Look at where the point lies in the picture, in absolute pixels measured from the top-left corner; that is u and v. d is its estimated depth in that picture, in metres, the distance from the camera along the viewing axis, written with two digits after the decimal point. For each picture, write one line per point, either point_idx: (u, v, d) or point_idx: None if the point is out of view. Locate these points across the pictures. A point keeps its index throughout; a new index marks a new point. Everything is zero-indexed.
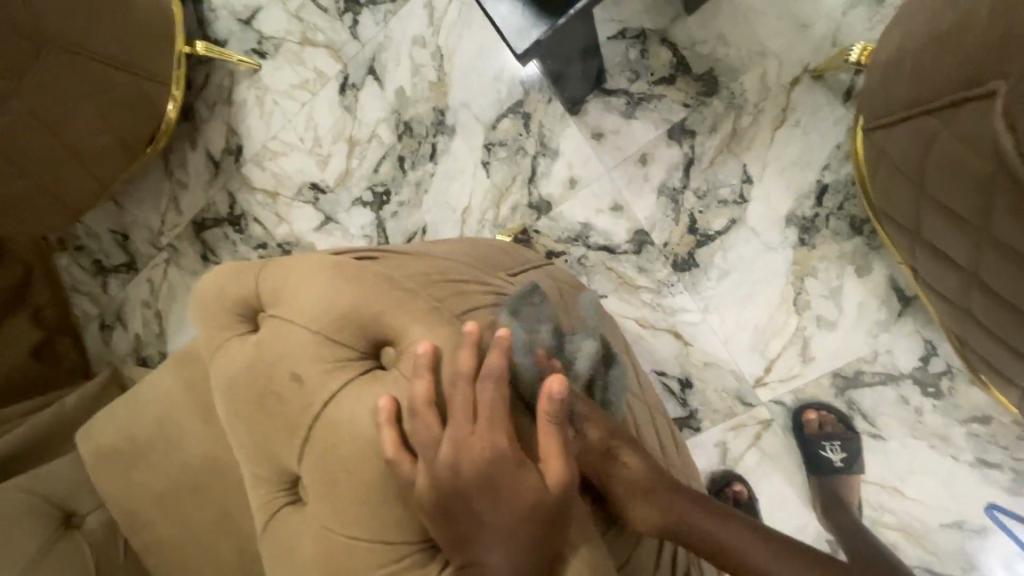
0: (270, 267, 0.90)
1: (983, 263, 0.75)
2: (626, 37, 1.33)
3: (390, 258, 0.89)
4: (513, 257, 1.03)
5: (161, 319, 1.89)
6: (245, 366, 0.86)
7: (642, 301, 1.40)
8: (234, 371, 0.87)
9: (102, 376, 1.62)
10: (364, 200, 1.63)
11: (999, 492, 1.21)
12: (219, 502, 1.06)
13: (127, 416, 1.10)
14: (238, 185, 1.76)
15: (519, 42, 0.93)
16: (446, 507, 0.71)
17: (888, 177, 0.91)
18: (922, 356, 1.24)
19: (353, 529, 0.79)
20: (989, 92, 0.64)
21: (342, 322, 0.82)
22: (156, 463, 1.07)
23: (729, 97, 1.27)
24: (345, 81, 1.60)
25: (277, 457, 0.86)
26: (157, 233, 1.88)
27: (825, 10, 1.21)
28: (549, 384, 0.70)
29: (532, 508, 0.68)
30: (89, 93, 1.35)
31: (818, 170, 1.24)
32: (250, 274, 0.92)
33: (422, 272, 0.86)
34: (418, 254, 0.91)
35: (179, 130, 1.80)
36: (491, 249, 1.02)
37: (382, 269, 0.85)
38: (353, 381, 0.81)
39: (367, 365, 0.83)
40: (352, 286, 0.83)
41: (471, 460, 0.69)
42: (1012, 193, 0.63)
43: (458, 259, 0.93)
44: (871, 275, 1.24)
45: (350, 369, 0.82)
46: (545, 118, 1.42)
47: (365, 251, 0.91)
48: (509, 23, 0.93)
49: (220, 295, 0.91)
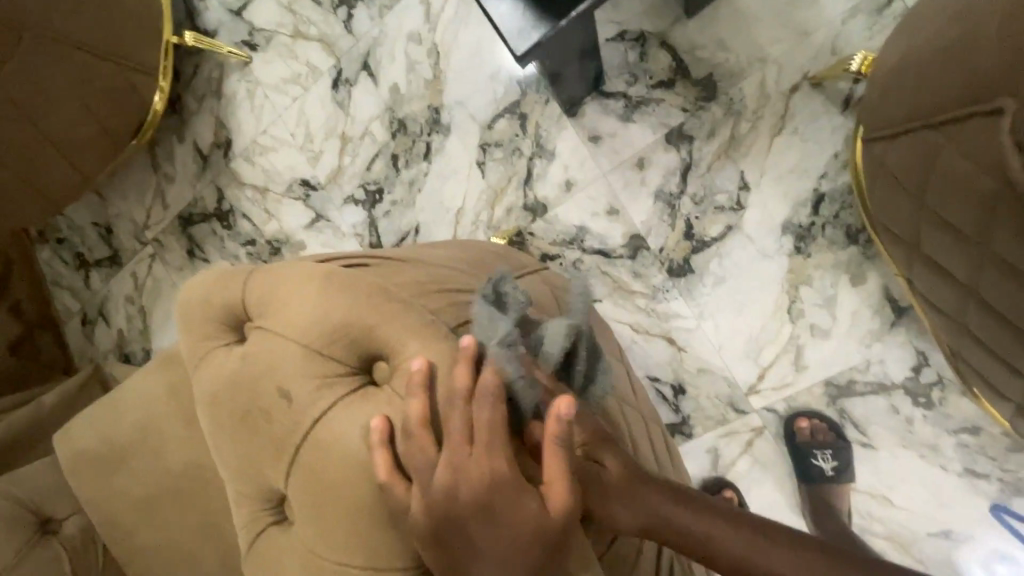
0: (257, 275, 0.87)
1: (981, 280, 0.75)
2: (625, 39, 1.31)
3: (383, 269, 0.87)
4: (506, 260, 1.01)
5: (145, 315, 1.85)
6: (231, 380, 0.83)
7: (636, 306, 1.38)
8: (220, 385, 0.84)
9: (83, 373, 1.56)
10: (356, 198, 1.60)
11: (986, 502, 1.22)
12: (203, 508, 1.03)
13: (107, 419, 1.06)
14: (226, 180, 1.73)
15: (518, 44, 0.91)
16: (441, 532, 0.68)
17: (886, 190, 0.90)
18: (913, 366, 1.24)
19: (342, 551, 0.77)
20: (995, 109, 0.64)
21: (335, 338, 0.79)
22: (138, 467, 1.04)
23: (727, 103, 1.26)
24: (338, 76, 1.57)
25: (264, 474, 0.83)
26: (142, 227, 1.83)
27: (826, 18, 1.20)
28: (556, 406, 0.66)
29: (532, 536, 0.66)
30: (73, 82, 1.31)
31: (816, 178, 1.23)
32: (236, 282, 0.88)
33: (416, 282, 0.84)
34: (411, 264, 0.89)
35: (166, 122, 1.76)
36: (485, 253, 1.00)
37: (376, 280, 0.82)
38: (343, 400, 0.79)
39: (358, 382, 0.81)
40: (344, 298, 0.80)
41: (469, 485, 0.66)
42: (1015, 210, 0.63)
43: (453, 264, 0.91)
44: (865, 285, 1.24)
45: (340, 387, 0.80)
46: (541, 119, 1.40)
47: (357, 260, 0.89)
48: (509, 23, 0.91)
49: (205, 305, 0.88)
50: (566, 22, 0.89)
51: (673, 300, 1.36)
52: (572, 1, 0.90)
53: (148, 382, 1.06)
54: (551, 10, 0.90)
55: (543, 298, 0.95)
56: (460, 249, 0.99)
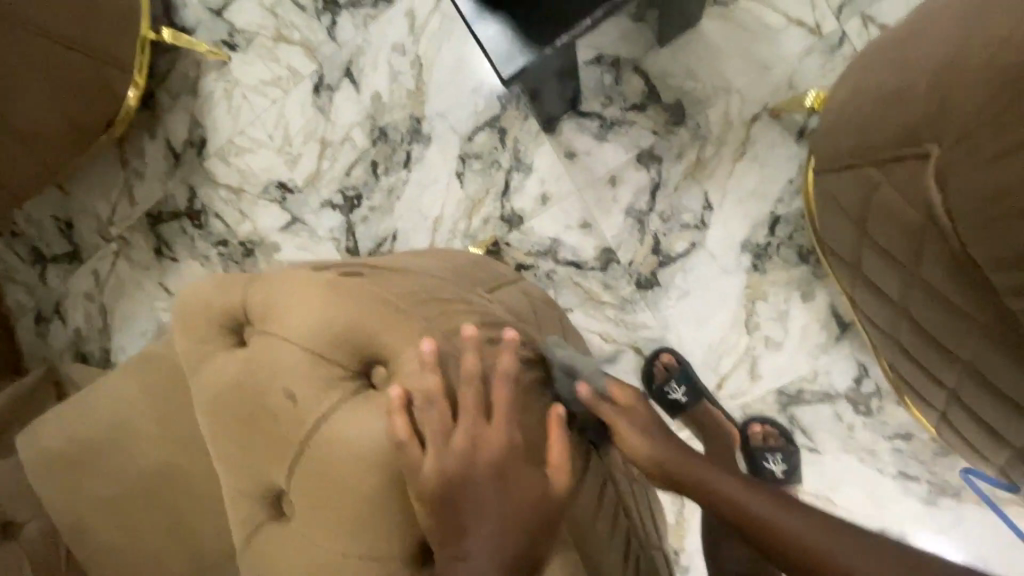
0: (259, 282, 0.90)
1: (911, 300, 0.83)
2: (602, 63, 1.39)
3: (378, 273, 0.90)
4: (486, 268, 1.05)
5: (107, 313, 1.80)
6: (232, 381, 0.86)
7: (606, 316, 1.45)
8: (220, 386, 0.87)
9: (37, 372, 1.52)
10: (334, 203, 1.61)
11: (915, 502, 1.34)
12: (173, 510, 1.02)
13: (76, 419, 1.05)
14: (200, 178, 1.71)
15: (505, 67, 0.96)
16: (447, 495, 0.73)
17: (835, 216, 0.99)
18: (855, 377, 1.35)
19: (343, 548, 0.80)
20: (925, 152, 0.72)
21: (335, 342, 0.82)
22: (109, 467, 1.03)
23: (694, 128, 1.35)
24: (320, 82, 1.58)
25: (263, 473, 0.86)
26: (107, 223, 1.79)
27: (785, 55, 1.30)
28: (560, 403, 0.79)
29: (529, 501, 0.73)
30: (43, 74, 1.28)
31: (772, 202, 1.33)
32: (237, 288, 0.92)
33: (409, 287, 0.88)
34: (404, 269, 0.92)
35: (137, 117, 1.72)
36: (465, 261, 1.04)
37: (372, 287, 0.85)
38: (345, 401, 0.82)
39: (358, 384, 0.83)
40: (342, 305, 0.83)
41: (487, 451, 0.74)
42: (940, 244, 0.72)
43: (434, 272, 0.95)
44: (814, 301, 1.34)
45: (342, 388, 0.82)
46: (520, 134, 1.46)
47: (350, 265, 0.92)
48: (497, 47, 0.96)
49: (205, 310, 0.91)
50: (549, 50, 0.95)
51: (642, 310, 1.44)
52: (556, 29, 0.96)
53: (123, 381, 1.05)
54: (536, 37, 0.96)
55: (522, 307, 0.98)
56: (442, 258, 1.03)
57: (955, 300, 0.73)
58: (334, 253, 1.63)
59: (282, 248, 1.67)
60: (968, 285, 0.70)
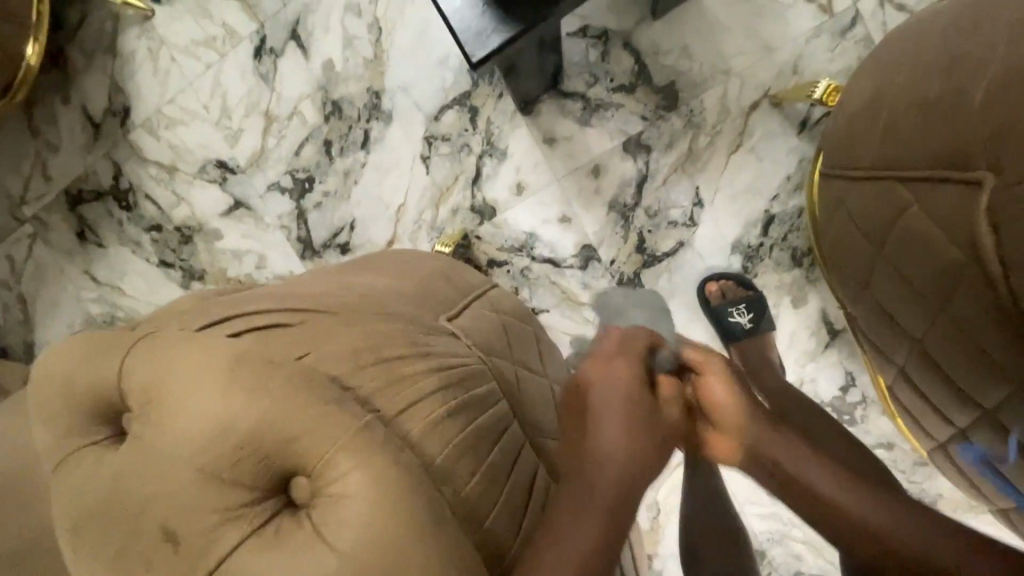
0: (135, 350, 0.65)
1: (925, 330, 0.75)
2: (586, 36, 1.22)
3: (303, 330, 0.69)
4: (442, 286, 0.87)
5: (24, 305, 1.60)
6: (98, 497, 0.61)
7: (585, 318, 1.34)
8: (78, 501, 0.62)
9: None
10: (282, 186, 1.43)
11: None
12: None
13: None
14: (125, 153, 1.49)
15: (474, 48, 0.80)
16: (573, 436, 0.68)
17: (843, 233, 0.89)
18: (841, 386, 1.28)
19: None
20: (976, 179, 0.62)
21: (238, 450, 0.58)
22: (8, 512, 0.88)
23: (687, 114, 1.21)
24: (262, 44, 1.36)
25: None
26: (18, 202, 1.55)
27: (791, 34, 1.16)
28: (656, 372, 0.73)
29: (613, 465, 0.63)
30: None
31: (768, 200, 1.22)
32: (104, 355, 0.66)
33: (346, 350, 0.68)
34: (337, 319, 0.72)
35: (45, 79, 1.48)
36: (419, 278, 0.87)
37: (298, 367, 0.64)
38: (245, 542, 0.58)
39: (269, 511, 0.60)
40: (251, 396, 0.60)
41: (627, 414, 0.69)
42: (980, 286, 0.63)
43: (386, 295, 0.79)
44: (806, 307, 1.26)
45: (244, 521, 0.59)
46: (493, 114, 1.30)
47: (264, 314, 0.70)
48: (463, 24, 0.81)
49: (62, 390, 0.66)
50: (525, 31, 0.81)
51: None
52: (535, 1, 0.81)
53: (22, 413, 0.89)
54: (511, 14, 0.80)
55: (487, 336, 0.83)
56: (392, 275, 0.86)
57: (984, 334, 0.65)
58: (284, 242, 1.46)
59: (225, 234, 1.49)
60: (1000, 318, 0.62)
